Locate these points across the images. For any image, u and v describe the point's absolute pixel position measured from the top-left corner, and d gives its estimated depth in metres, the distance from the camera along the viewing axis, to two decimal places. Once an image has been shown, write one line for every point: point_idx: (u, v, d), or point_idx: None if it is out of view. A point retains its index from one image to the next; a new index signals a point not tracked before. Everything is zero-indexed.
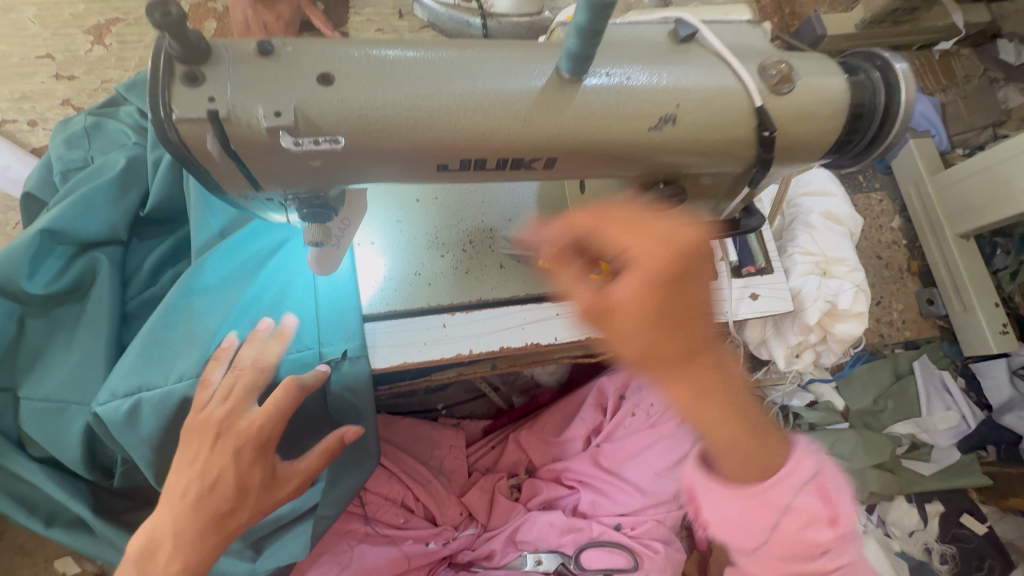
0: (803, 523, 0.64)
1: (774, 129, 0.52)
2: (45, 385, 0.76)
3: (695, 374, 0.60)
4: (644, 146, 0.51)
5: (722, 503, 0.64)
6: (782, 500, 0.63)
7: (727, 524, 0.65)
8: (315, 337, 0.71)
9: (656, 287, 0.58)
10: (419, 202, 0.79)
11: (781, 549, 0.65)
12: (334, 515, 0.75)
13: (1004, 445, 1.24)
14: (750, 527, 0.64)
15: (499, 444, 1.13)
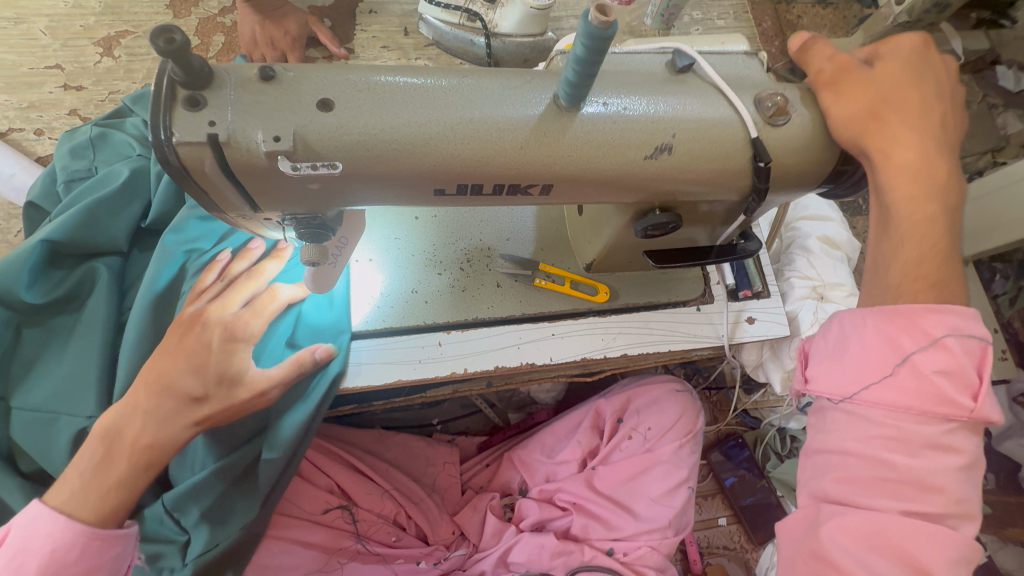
0: (940, 384, 0.45)
1: (768, 160, 0.52)
2: (40, 396, 0.76)
3: (915, 185, 0.49)
4: (640, 174, 0.51)
5: (851, 360, 0.48)
6: (917, 337, 0.46)
7: (834, 359, 0.50)
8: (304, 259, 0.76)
9: (936, 111, 0.51)
10: (418, 219, 0.79)
11: (894, 404, 0.46)
12: (281, 460, 0.72)
13: (1003, 473, 1.24)
14: (862, 358, 0.48)
15: (494, 462, 1.12)
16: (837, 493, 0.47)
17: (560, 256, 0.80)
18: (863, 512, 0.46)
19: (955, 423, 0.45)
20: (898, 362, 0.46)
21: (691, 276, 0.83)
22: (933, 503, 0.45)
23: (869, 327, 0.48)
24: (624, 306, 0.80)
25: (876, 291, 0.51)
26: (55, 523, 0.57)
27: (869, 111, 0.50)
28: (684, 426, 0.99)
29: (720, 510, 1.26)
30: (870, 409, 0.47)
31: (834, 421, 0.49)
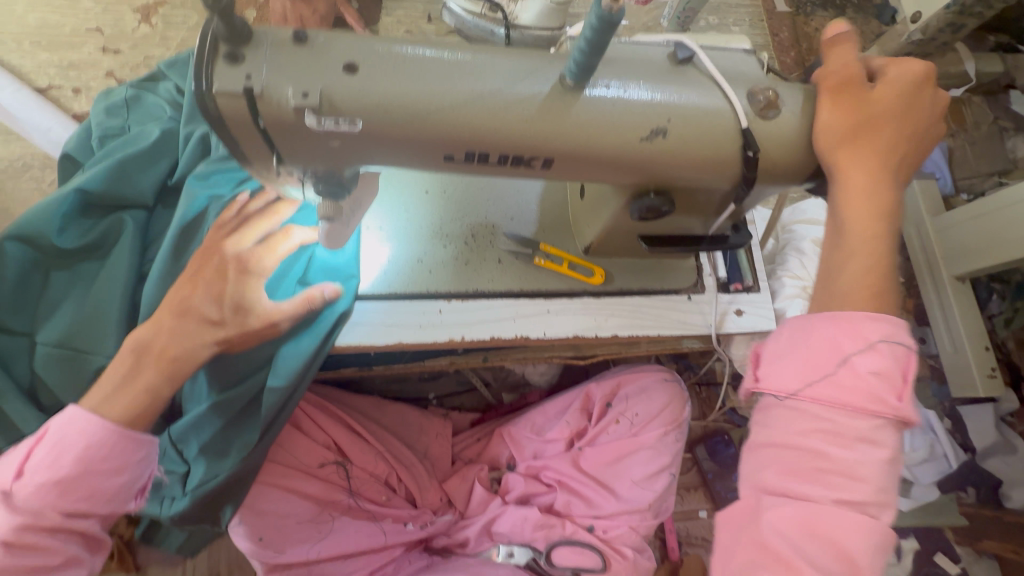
0: (873, 385, 0.49)
1: (757, 150, 0.56)
2: (63, 333, 0.81)
3: (867, 205, 0.54)
4: (636, 154, 0.55)
5: (796, 360, 0.52)
6: (855, 341, 0.50)
7: (785, 353, 0.53)
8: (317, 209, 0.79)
9: (904, 140, 0.56)
10: (428, 193, 0.84)
11: (832, 401, 0.49)
12: (284, 389, 0.75)
13: (984, 488, 1.29)
14: (807, 359, 0.51)
15: (484, 437, 1.16)
16: (779, 484, 0.50)
17: (560, 237, 0.84)
18: (800, 501, 0.49)
19: (883, 420, 0.49)
20: (838, 363, 0.50)
21: (685, 266, 0.86)
22: (861, 492, 0.48)
23: (818, 331, 0.52)
24: (619, 289, 0.84)
25: (824, 295, 0.55)
26: (87, 418, 0.61)
27: (854, 124, 0.54)
28: (671, 415, 1.03)
29: (701, 503, 1.30)
30: (808, 406, 0.50)
31: (777, 416, 0.52)
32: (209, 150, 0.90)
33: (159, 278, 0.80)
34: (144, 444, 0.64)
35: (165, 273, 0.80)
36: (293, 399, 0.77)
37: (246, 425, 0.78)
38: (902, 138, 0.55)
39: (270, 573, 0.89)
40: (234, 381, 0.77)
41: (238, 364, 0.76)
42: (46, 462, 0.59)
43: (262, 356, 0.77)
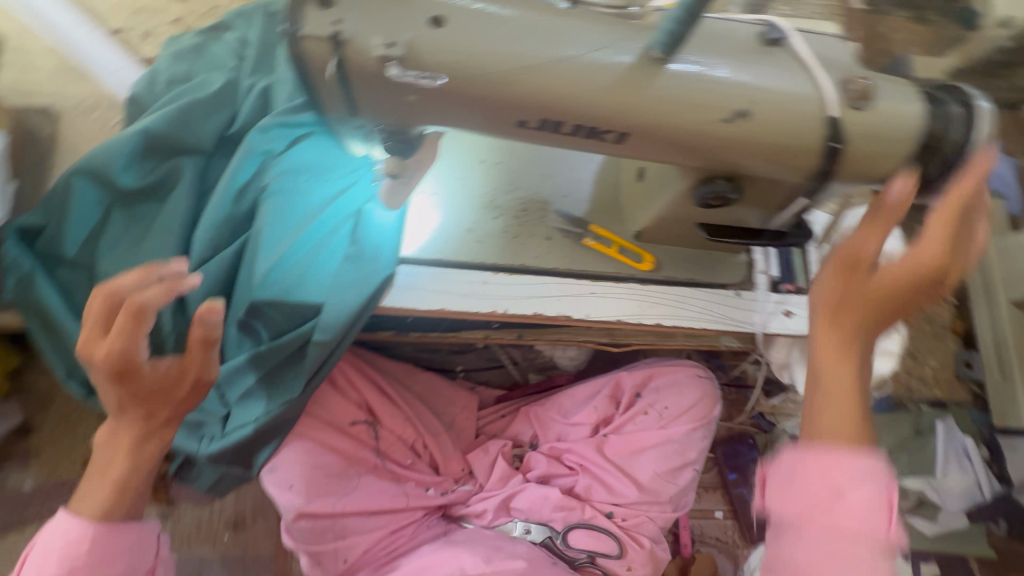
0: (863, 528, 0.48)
1: (841, 142, 0.54)
2: (122, 271, 0.83)
3: (841, 359, 0.54)
4: (714, 136, 0.53)
5: (797, 488, 0.49)
6: (851, 472, 0.48)
7: (780, 485, 0.51)
8: (328, 222, 0.79)
9: (898, 305, 0.54)
10: (482, 164, 0.83)
11: (832, 537, 0.47)
12: (329, 344, 0.76)
13: (1015, 522, 1.26)
14: (808, 488, 0.49)
15: (509, 414, 1.18)
16: None
17: (610, 219, 0.82)
18: None
19: (880, 549, 0.47)
20: (835, 497, 0.48)
21: (735, 261, 0.85)
22: None
23: (815, 473, 0.49)
24: (666, 278, 0.82)
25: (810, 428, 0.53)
26: (67, 518, 0.57)
27: (852, 301, 0.54)
28: (700, 413, 1.02)
29: (717, 504, 1.28)
30: (805, 552, 0.47)
31: (780, 542, 0.49)
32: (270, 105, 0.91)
33: (212, 223, 0.80)
34: (133, 528, 0.59)
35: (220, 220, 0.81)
36: (336, 354, 0.78)
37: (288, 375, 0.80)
38: (897, 304, 0.54)
39: (297, 520, 0.89)
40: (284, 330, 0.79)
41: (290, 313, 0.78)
42: (37, 566, 0.56)
43: (305, 310, 0.77)
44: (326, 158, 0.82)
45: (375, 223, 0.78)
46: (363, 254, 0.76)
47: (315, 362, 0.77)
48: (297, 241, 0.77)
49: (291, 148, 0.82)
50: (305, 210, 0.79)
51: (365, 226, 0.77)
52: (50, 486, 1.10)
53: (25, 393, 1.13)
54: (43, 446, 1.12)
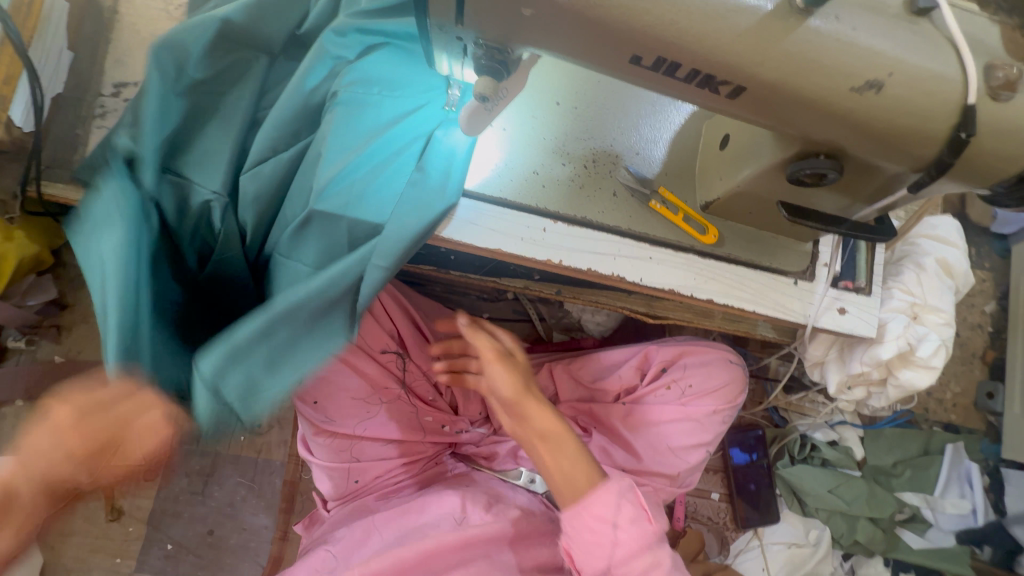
0: (631, 526, 0.74)
1: (971, 133, 0.50)
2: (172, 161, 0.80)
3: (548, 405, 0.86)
4: (838, 106, 0.50)
5: (580, 519, 0.74)
6: (617, 486, 0.75)
7: (578, 542, 0.75)
8: (394, 147, 0.76)
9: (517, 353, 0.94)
10: (558, 106, 0.79)
11: (602, 521, 0.74)
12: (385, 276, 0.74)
13: (1000, 550, 1.27)
14: (586, 525, 0.74)
15: (531, 367, 1.14)
16: (610, 557, 0.74)
17: (681, 186, 0.79)
18: (622, 562, 0.74)
19: (641, 521, 0.75)
20: (611, 501, 0.74)
21: (800, 250, 0.81)
22: (648, 560, 0.75)
23: (582, 518, 0.74)
24: (726, 255, 0.79)
25: (577, 526, 0.75)
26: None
27: (518, 397, 0.85)
28: (727, 395, 1.01)
29: (715, 486, 1.32)
30: (583, 531, 0.74)
31: (579, 545, 0.75)
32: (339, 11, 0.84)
33: (276, 126, 0.78)
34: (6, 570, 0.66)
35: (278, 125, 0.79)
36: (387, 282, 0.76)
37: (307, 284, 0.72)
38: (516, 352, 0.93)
39: (316, 435, 0.93)
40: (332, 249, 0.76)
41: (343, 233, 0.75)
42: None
43: (363, 231, 0.75)
44: (398, 74, 0.78)
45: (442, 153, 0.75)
46: (422, 184, 0.73)
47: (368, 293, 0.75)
48: (361, 159, 0.74)
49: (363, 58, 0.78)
50: (371, 127, 0.75)
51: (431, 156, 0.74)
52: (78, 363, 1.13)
53: (60, 270, 1.14)
54: (77, 324, 1.15)
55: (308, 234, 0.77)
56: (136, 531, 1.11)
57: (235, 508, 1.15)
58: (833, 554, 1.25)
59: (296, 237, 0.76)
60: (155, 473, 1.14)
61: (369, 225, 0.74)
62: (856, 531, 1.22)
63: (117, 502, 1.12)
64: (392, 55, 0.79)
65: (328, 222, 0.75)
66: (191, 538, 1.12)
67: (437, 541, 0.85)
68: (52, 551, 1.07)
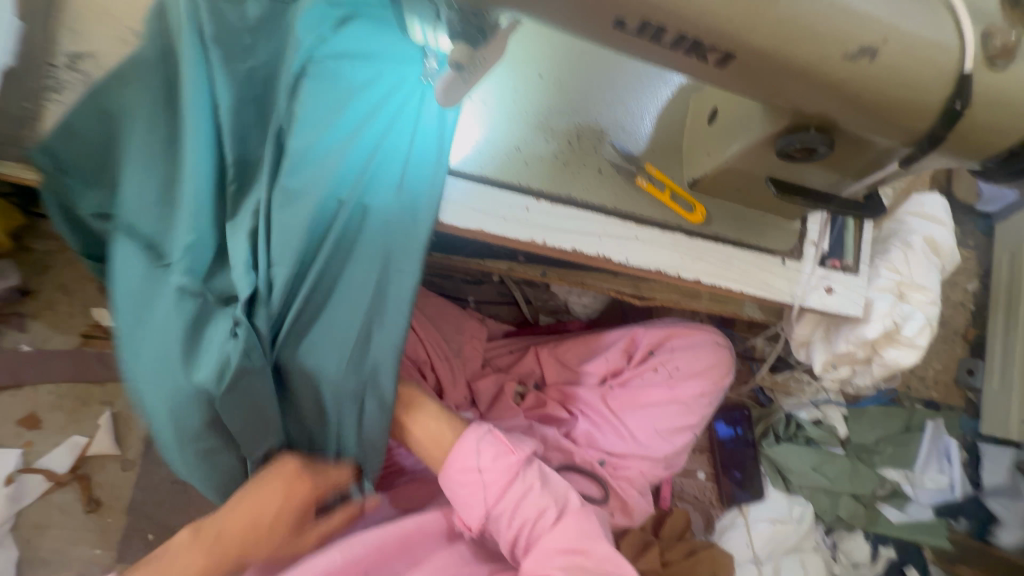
0: (495, 464, 0.70)
1: (966, 104, 0.48)
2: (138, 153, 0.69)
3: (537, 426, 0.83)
4: (831, 75, 0.48)
5: (451, 477, 0.71)
6: (470, 436, 0.72)
7: (461, 503, 0.71)
8: (393, 139, 0.70)
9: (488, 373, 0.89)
10: (541, 79, 0.76)
11: (468, 474, 0.70)
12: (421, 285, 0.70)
13: (974, 521, 1.30)
14: (457, 481, 0.70)
15: (518, 351, 1.13)
16: (500, 510, 0.70)
17: (668, 162, 0.77)
18: (518, 513, 0.69)
19: (512, 465, 0.71)
20: (467, 454, 0.71)
21: (788, 228, 0.80)
22: (551, 510, 0.70)
23: (450, 475, 0.71)
24: (713, 234, 0.78)
25: (457, 481, 0.71)
26: None
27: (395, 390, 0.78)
28: (714, 377, 1.01)
29: (702, 465, 1.34)
30: (460, 491, 0.70)
31: (464, 507, 0.71)
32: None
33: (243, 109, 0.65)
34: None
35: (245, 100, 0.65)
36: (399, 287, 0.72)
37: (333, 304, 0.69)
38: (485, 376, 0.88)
39: None
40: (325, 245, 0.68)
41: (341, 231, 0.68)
42: None
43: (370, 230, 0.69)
44: (377, 50, 0.72)
45: (433, 142, 0.70)
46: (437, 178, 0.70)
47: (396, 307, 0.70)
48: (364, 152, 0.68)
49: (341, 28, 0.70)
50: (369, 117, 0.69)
51: (422, 145, 0.70)
52: (48, 351, 1.10)
53: (22, 255, 1.10)
54: (42, 311, 1.11)
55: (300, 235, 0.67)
56: (115, 522, 1.09)
57: None
58: (816, 529, 1.26)
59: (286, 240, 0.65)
60: (133, 463, 1.11)
61: (381, 218, 0.69)
62: (839, 507, 1.25)
63: (95, 493, 1.09)
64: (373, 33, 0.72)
65: (328, 219, 0.67)
66: (173, 527, 1.10)
67: (417, 524, 0.79)
68: (27, 544, 1.04)
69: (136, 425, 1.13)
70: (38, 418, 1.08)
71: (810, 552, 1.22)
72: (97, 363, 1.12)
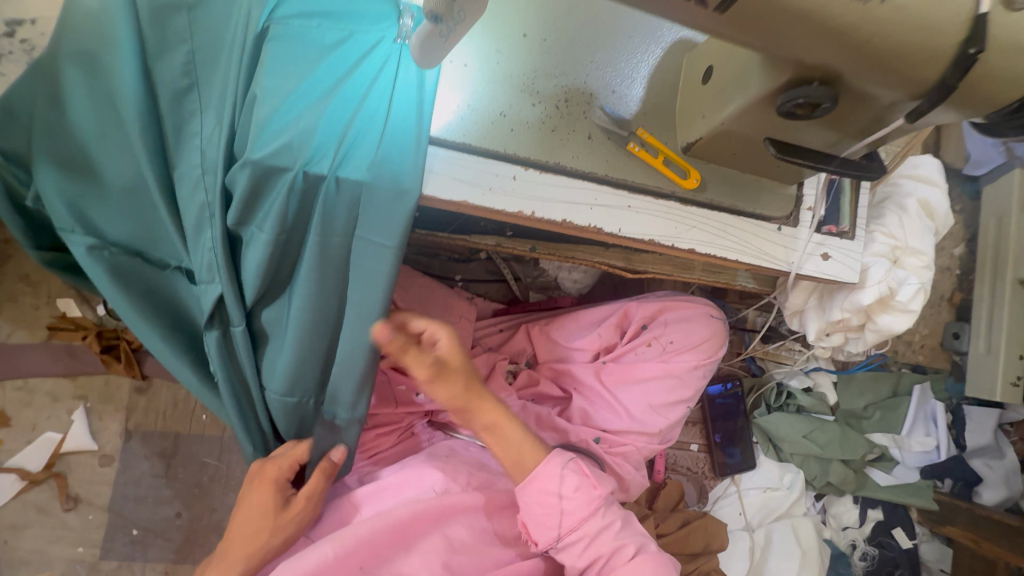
0: (576, 493, 0.75)
1: (981, 50, 0.45)
2: (68, 138, 0.70)
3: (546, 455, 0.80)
4: (837, 17, 0.44)
5: (531, 498, 0.75)
6: (556, 461, 0.76)
7: (534, 522, 0.76)
8: (359, 102, 0.63)
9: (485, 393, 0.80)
10: (526, 39, 0.71)
11: (546, 495, 0.75)
12: (390, 256, 0.65)
13: (960, 482, 1.34)
14: (537, 502, 0.75)
15: (509, 329, 1.11)
16: (577, 535, 0.75)
17: (660, 126, 0.73)
18: (595, 541, 0.74)
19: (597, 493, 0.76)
20: (551, 475, 0.75)
21: (784, 193, 0.77)
22: (625, 539, 0.75)
23: (529, 491, 0.75)
24: (708, 201, 0.74)
25: (535, 503, 0.75)
26: None
27: (464, 402, 0.77)
28: (709, 350, 0.99)
29: (695, 437, 1.33)
30: (535, 509, 0.75)
31: (538, 529, 0.76)
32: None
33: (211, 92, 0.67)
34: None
35: (181, 99, 0.67)
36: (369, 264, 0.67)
37: (302, 281, 0.68)
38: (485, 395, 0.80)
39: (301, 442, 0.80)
40: (295, 226, 0.65)
41: (313, 209, 0.64)
42: None
43: (340, 204, 0.64)
44: (346, 8, 0.65)
45: (413, 108, 0.64)
46: (404, 145, 0.63)
47: (359, 279, 0.67)
48: (325, 116, 0.62)
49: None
50: (333, 80, 0.63)
51: (400, 112, 0.64)
52: (13, 346, 1.04)
53: None
54: (4, 304, 1.05)
55: (268, 211, 0.64)
56: (96, 519, 1.05)
57: (204, 489, 1.10)
58: (806, 495, 1.30)
59: (256, 214, 0.65)
60: (112, 458, 1.07)
61: (347, 188, 0.63)
62: (829, 473, 1.26)
63: (72, 491, 1.05)
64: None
65: (290, 191, 0.62)
66: (159, 522, 1.07)
67: (412, 512, 0.76)
68: (7, 543, 1.01)
69: (112, 420, 1.08)
70: (6, 416, 1.03)
71: (801, 518, 1.25)
72: (65, 356, 1.06)
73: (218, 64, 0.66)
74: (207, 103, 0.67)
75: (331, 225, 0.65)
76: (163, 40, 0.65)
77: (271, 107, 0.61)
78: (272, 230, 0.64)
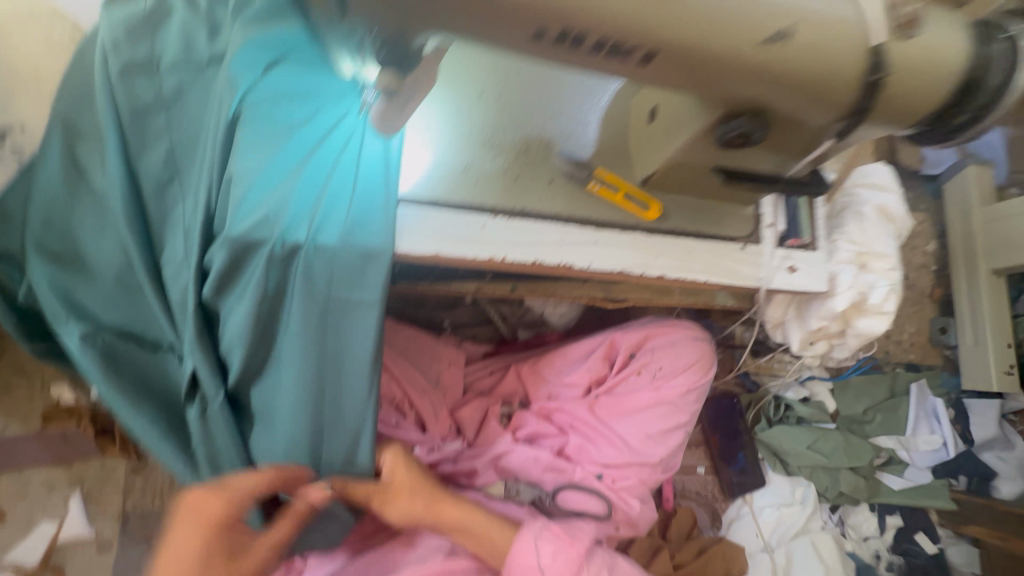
0: (556, 559, 0.76)
1: (883, 75, 0.50)
2: (63, 233, 0.74)
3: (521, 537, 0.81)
4: (748, 60, 0.49)
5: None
6: (528, 535, 0.77)
7: None
8: (329, 173, 0.68)
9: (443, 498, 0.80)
10: (481, 98, 0.77)
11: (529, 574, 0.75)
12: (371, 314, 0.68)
13: (975, 478, 1.31)
14: None
15: (498, 371, 1.11)
16: None
17: (617, 164, 0.78)
18: None
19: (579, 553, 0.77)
20: (529, 553, 0.75)
21: (743, 214, 0.81)
22: None
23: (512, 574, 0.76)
24: (672, 229, 0.78)
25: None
26: None
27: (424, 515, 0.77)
28: (699, 372, 1.01)
29: (700, 460, 1.32)
30: None
31: None
32: (193, 46, 0.70)
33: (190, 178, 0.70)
34: None
35: (163, 191, 0.71)
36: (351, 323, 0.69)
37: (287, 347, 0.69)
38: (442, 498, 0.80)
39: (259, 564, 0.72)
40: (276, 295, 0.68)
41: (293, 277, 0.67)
42: None
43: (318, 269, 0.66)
44: (312, 92, 0.70)
45: (379, 175, 0.69)
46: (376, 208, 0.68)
47: (344, 339, 0.69)
48: (297, 190, 0.65)
49: (265, 74, 0.68)
50: (303, 156, 0.68)
51: (368, 179, 0.68)
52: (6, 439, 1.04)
53: None
54: None
55: (248, 284, 0.67)
56: None
57: None
58: (821, 508, 1.28)
59: (237, 287, 0.67)
60: (110, 543, 1.05)
61: (323, 254, 0.66)
62: (839, 483, 1.24)
63: None
64: (304, 75, 0.71)
65: (268, 263, 0.65)
66: None
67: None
68: None
69: (109, 503, 1.07)
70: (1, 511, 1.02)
71: (819, 533, 1.23)
72: (59, 443, 1.06)
73: (196, 152, 0.70)
74: (188, 188, 0.70)
75: (310, 292, 0.66)
76: (143, 137, 0.70)
77: (246, 186, 0.64)
78: (253, 302, 0.66)
